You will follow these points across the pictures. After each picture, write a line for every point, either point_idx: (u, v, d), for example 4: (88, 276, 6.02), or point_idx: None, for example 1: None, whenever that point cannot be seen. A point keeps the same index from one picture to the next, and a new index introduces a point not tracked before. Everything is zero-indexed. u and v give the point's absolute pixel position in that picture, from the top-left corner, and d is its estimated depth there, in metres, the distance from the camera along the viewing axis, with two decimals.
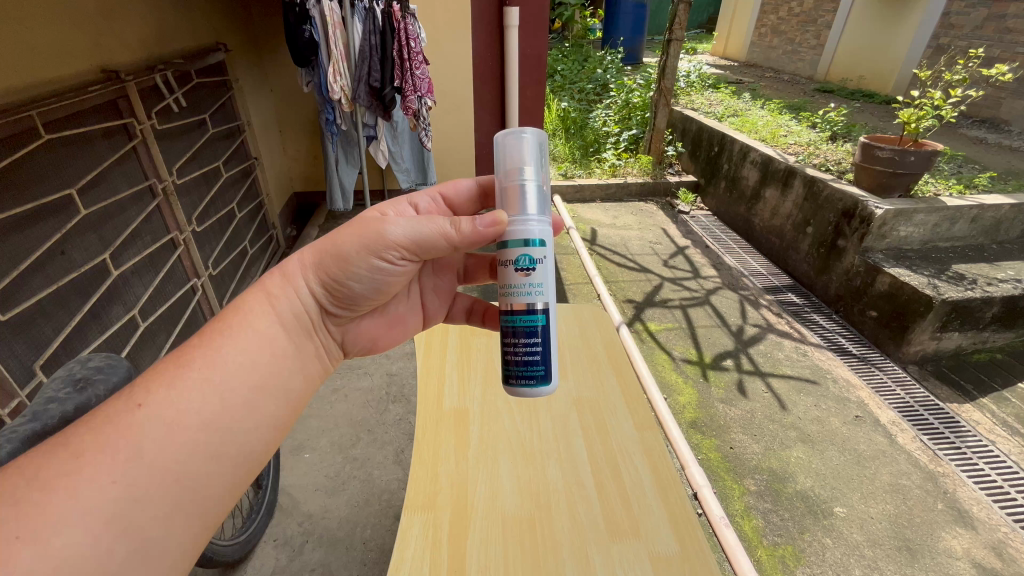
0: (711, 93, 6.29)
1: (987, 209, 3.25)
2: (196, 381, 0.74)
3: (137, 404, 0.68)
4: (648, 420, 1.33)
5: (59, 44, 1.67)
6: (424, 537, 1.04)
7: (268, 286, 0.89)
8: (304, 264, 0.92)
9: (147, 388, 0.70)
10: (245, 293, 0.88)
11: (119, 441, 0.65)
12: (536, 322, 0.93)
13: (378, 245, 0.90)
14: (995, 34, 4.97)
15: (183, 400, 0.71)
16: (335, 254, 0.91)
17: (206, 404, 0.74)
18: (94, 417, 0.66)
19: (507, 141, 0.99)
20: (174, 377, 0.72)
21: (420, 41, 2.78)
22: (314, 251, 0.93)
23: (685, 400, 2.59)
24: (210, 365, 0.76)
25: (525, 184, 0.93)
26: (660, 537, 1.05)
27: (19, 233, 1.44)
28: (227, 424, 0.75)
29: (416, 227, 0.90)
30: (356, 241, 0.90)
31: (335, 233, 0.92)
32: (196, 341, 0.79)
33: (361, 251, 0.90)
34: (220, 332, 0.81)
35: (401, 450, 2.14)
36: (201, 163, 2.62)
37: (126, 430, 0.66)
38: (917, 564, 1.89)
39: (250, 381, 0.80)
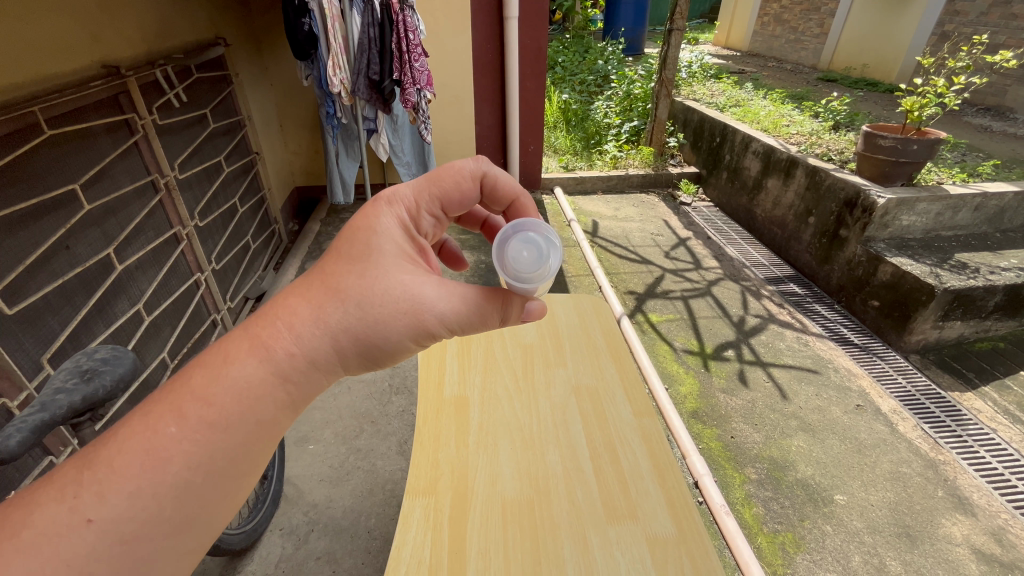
0: (713, 83, 6.24)
1: (991, 197, 3.23)
2: (174, 486, 0.60)
3: (86, 518, 0.55)
4: (646, 407, 1.35)
5: (62, 40, 1.69)
6: (424, 521, 1.06)
7: (285, 366, 0.69)
8: (333, 342, 0.72)
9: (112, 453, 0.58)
10: (246, 369, 0.66)
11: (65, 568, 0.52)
12: None
13: (429, 334, 0.79)
14: (1000, 20, 4.98)
15: (149, 507, 0.58)
16: (382, 335, 0.75)
17: (186, 508, 0.61)
18: (26, 531, 0.52)
19: (519, 258, 0.86)
20: (146, 449, 0.59)
21: (419, 33, 2.77)
22: (350, 332, 0.73)
23: (686, 390, 2.60)
24: (190, 461, 0.61)
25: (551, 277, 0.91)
26: (658, 520, 1.07)
27: (23, 229, 1.46)
28: (206, 521, 0.64)
29: (470, 317, 0.81)
30: (406, 329, 0.76)
31: (378, 311, 0.74)
32: (173, 431, 0.61)
33: (408, 339, 0.77)
34: (210, 428, 0.63)
35: (404, 441, 2.16)
36: (203, 158, 2.63)
37: (69, 553, 0.53)
38: (917, 550, 1.90)
39: (240, 471, 0.66)
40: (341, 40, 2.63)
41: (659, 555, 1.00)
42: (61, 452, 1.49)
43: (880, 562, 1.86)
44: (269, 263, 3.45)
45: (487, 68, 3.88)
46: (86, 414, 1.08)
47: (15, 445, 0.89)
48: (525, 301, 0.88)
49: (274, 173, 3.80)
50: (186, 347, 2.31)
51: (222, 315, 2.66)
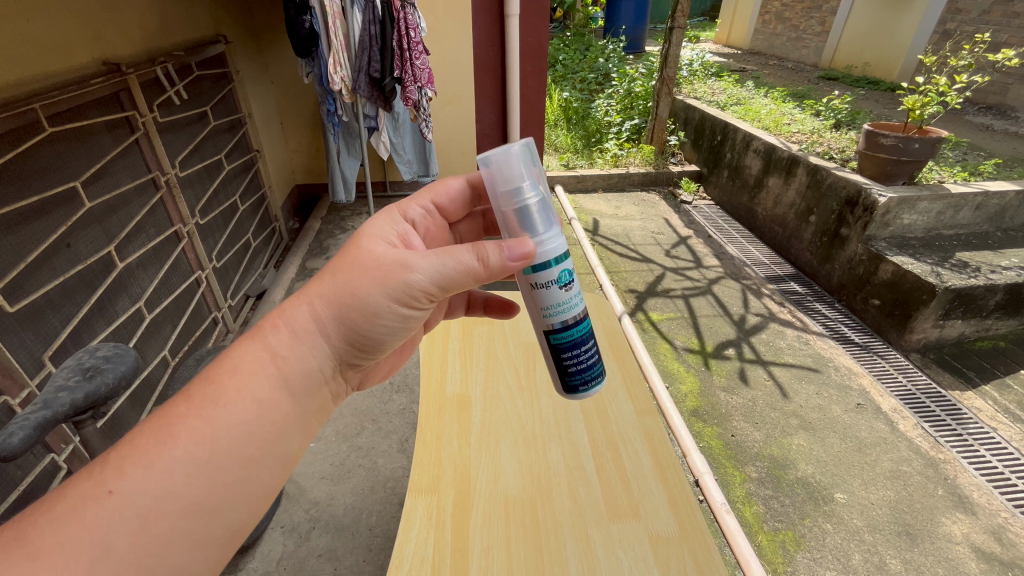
0: (714, 81, 6.24)
1: (992, 196, 3.23)
2: (181, 462, 0.65)
3: (108, 490, 0.60)
4: (647, 405, 1.35)
5: (63, 37, 1.68)
6: (428, 518, 1.06)
7: (272, 345, 0.76)
8: (315, 318, 0.79)
9: (121, 470, 0.62)
10: (241, 354, 0.74)
11: (84, 539, 0.57)
12: (583, 329, 0.93)
13: (408, 291, 0.79)
14: (1002, 18, 4.96)
15: (161, 483, 0.63)
16: (358, 308, 0.79)
17: (194, 486, 0.65)
18: (58, 504, 0.59)
19: (499, 162, 0.86)
20: (154, 457, 0.64)
21: (420, 31, 2.75)
22: (330, 301, 0.79)
23: (686, 388, 2.60)
24: (197, 437, 0.67)
25: (526, 203, 0.86)
26: (660, 518, 1.07)
27: (25, 226, 1.46)
28: (213, 507, 0.67)
29: (445, 268, 0.80)
30: (382, 288, 0.79)
31: (351, 280, 0.79)
32: (176, 436, 0.66)
33: (388, 300, 0.79)
34: (213, 403, 0.69)
35: (406, 439, 2.17)
36: (204, 156, 2.63)
37: (89, 523, 0.58)
38: (916, 549, 1.91)
39: (243, 455, 0.70)
40: (342, 37, 2.61)
41: (661, 553, 1.00)
42: (63, 450, 1.49)
43: (881, 561, 1.86)
44: (270, 261, 3.44)
45: (488, 66, 3.88)
46: (88, 411, 1.08)
47: (17, 442, 0.90)
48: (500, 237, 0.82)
49: (275, 170, 3.79)
50: (187, 345, 2.31)
51: (223, 313, 2.66)
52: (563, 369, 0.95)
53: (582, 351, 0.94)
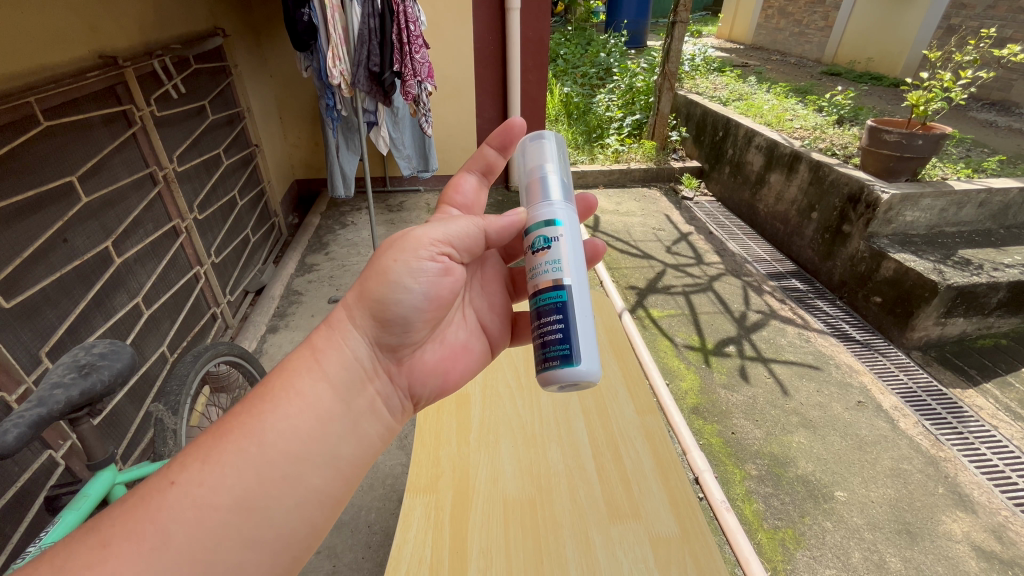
0: (716, 76, 6.19)
1: (996, 193, 3.21)
2: (231, 453, 0.71)
3: (171, 481, 0.68)
4: (648, 405, 1.34)
5: (59, 30, 1.66)
6: (426, 519, 1.05)
7: (314, 342, 0.85)
8: (346, 308, 0.88)
9: (182, 464, 0.70)
10: (290, 352, 0.83)
11: (147, 527, 0.64)
12: (561, 298, 0.88)
13: (416, 249, 0.88)
14: (1008, 13, 4.89)
15: (213, 476, 0.69)
16: (376, 280, 0.87)
17: (242, 475, 0.70)
18: (129, 498, 0.66)
19: (527, 146, 1.05)
20: (208, 453, 0.71)
21: (420, 24, 2.74)
22: (355, 288, 0.89)
23: (687, 385, 2.59)
24: (244, 432, 0.73)
25: (546, 176, 0.98)
26: (661, 519, 1.06)
27: (20, 221, 1.45)
28: (262, 504, 0.71)
29: (445, 224, 0.91)
30: (393, 254, 0.87)
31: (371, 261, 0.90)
32: (230, 436, 0.72)
33: (402, 261, 0.87)
34: (259, 395, 0.77)
35: (405, 435, 2.16)
36: (201, 151, 2.61)
37: (154, 510, 0.65)
38: (916, 547, 1.90)
39: (288, 450, 0.74)
40: (341, 30, 2.58)
41: (662, 555, 0.99)
42: (61, 446, 1.49)
43: (881, 558, 1.86)
44: (269, 257, 3.43)
45: (488, 60, 3.85)
46: (83, 409, 1.07)
47: (12, 439, 0.89)
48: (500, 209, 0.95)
49: (274, 165, 3.77)
50: (185, 340, 2.30)
51: (222, 309, 2.64)
52: (536, 335, 0.90)
53: (557, 320, 0.88)
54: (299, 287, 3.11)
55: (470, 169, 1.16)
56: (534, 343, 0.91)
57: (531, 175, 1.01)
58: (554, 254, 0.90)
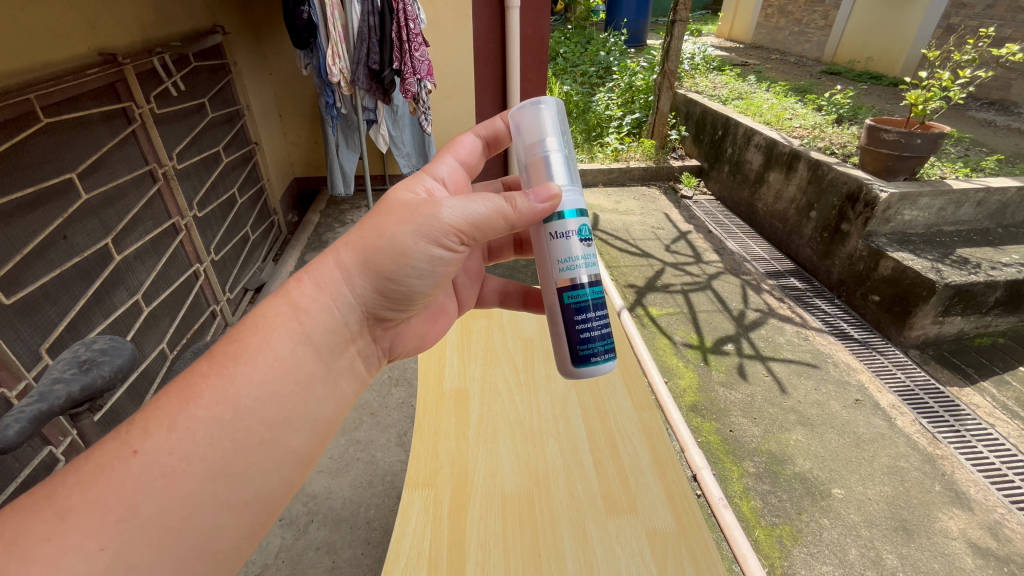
0: (716, 75, 6.20)
1: (994, 192, 3.22)
2: (205, 418, 0.67)
3: (135, 449, 0.63)
4: (647, 401, 1.35)
5: (58, 27, 1.66)
6: (424, 513, 1.06)
7: (295, 299, 0.79)
8: (340, 269, 0.82)
9: (145, 431, 0.64)
10: (264, 305, 0.78)
11: (112, 498, 0.59)
12: (584, 296, 0.94)
13: (437, 233, 0.81)
14: (1007, 13, 4.90)
15: (186, 444, 0.65)
16: (389, 252, 0.81)
17: (220, 443, 0.67)
18: (86, 465, 0.61)
19: (523, 112, 0.99)
20: (176, 417, 0.66)
21: (420, 22, 2.72)
22: (355, 250, 0.81)
23: (685, 383, 2.60)
24: (219, 398, 0.69)
25: (550, 155, 0.95)
26: (657, 514, 1.07)
27: (21, 218, 1.45)
28: (239, 469, 0.69)
29: (470, 205, 0.82)
30: (411, 233, 0.80)
31: (379, 222, 0.82)
32: (202, 398, 0.68)
33: (418, 242, 0.81)
34: (236, 360, 0.72)
35: (404, 433, 2.17)
36: (201, 148, 2.61)
37: (120, 482, 0.60)
38: (913, 544, 1.91)
39: (267, 416, 0.72)
40: (341, 28, 2.57)
41: (659, 549, 1.00)
42: (61, 442, 1.49)
43: (877, 555, 1.87)
44: (269, 254, 3.43)
45: (488, 58, 3.85)
46: (84, 405, 1.07)
47: (13, 434, 0.89)
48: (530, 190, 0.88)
49: (273, 162, 3.78)
50: (185, 337, 2.31)
51: (222, 306, 2.65)
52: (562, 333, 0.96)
53: (582, 316, 0.95)
54: None
55: (478, 129, 1.15)
56: (559, 339, 0.97)
57: (533, 150, 0.96)
58: (567, 252, 0.92)
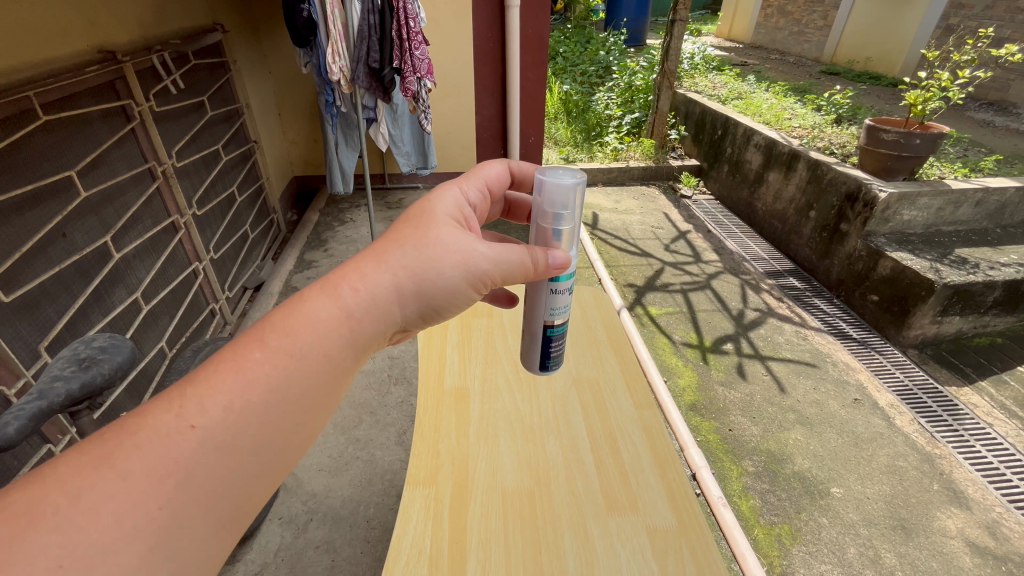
0: (715, 75, 6.21)
1: (992, 192, 3.22)
2: (264, 395, 0.60)
3: (190, 425, 0.54)
4: (646, 399, 1.35)
5: (57, 24, 1.66)
6: (425, 510, 1.06)
7: (350, 308, 0.70)
8: (394, 283, 0.74)
9: (199, 400, 0.56)
10: (314, 304, 0.68)
11: (167, 468, 0.52)
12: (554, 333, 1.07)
13: (475, 277, 0.81)
14: (1006, 13, 4.91)
15: (242, 421, 0.58)
16: (435, 288, 0.77)
17: (260, 440, 0.59)
18: (132, 429, 0.52)
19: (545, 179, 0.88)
20: (233, 389, 0.58)
21: (420, 20, 2.70)
22: (406, 275, 0.75)
23: (684, 382, 2.61)
24: (276, 374, 0.62)
25: (562, 232, 0.90)
26: (657, 511, 1.07)
27: (20, 216, 1.45)
28: (285, 450, 0.63)
29: (507, 254, 0.82)
30: (458, 272, 0.78)
31: (430, 255, 0.77)
32: (261, 368, 0.61)
33: (459, 282, 0.79)
34: (293, 356, 0.63)
35: (403, 431, 2.17)
36: (201, 147, 2.61)
37: (159, 466, 0.51)
38: (911, 543, 1.92)
39: (316, 401, 0.66)
40: (341, 27, 2.56)
41: (659, 545, 1.00)
42: (60, 440, 1.49)
43: (876, 554, 1.87)
44: (268, 253, 3.43)
45: (488, 57, 3.84)
46: (84, 403, 1.07)
47: (13, 432, 0.89)
48: (549, 252, 0.88)
49: (273, 161, 3.77)
50: (185, 335, 2.30)
51: (221, 305, 2.65)
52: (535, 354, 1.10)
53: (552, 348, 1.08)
54: (298, 283, 3.11)
55: (513, 164, 1.16)
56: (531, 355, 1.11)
57: (543, 221, 0.91)
58: (552, 304, 1.01)
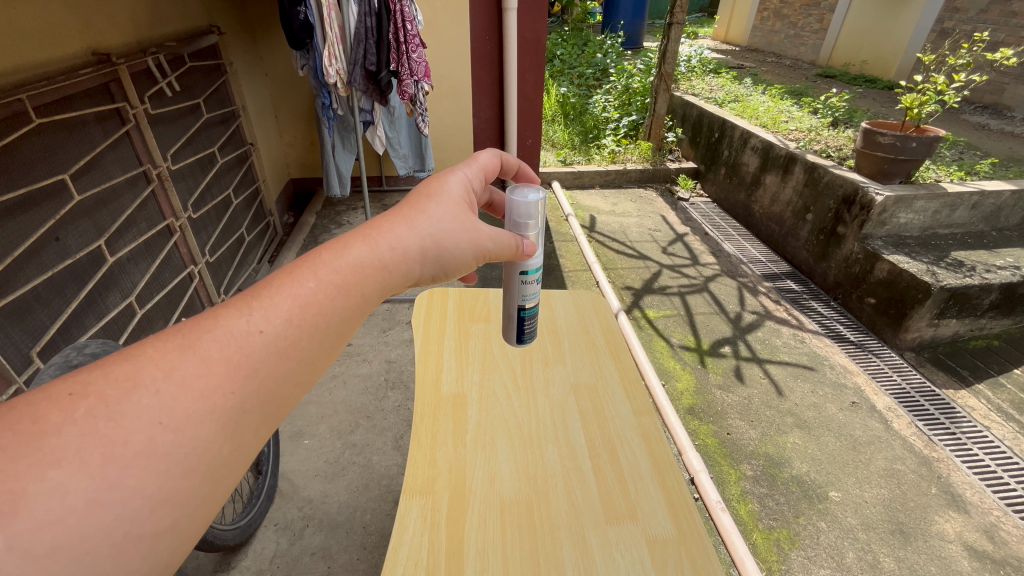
0: (712, 78, 6.21)
1: (988, 196, 3.24)
2: (316, 312, 0.62)
3: (257, 329, 0.57)
4: (645, 406, 1.35)
5: (51, 26, 1.64)
6: (422, 520, 1.05)
7: (384, 260, 0.71)
8: (421, 246, 0.76)
9: (262, 306, 0.59)
10: (356, 249, 0.69)
11: (235, 354, 0.54)
12: (526, 316, 1.13)
13: (477, 253, 0.85)
14: (1000, 17, 4.96)
15: (297, 330, 0.60)
16: (446, 260, 0.80)
17: (309, 355, 0.61)
18: (208, 320, 0.55)
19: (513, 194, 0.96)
20: (291, 301, 0.61)
21: (416, 23, 2.64)
22: (425, 242, 0.77)
23: (682, 386, 2.60)
24: (328, 294, 0.64)
25: (530, 238, 0.99)
26: (657, 520, 1.06)
27: (12, 219, 1.43)
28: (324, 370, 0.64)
29: (500, 236, 0.90)
30: (469, 246, 0.83)
31: (444, 230, 0.79)
32: (311, 286, 0.63)
33: (467, 255, 0.83)
34: (340, 290, 0.65)
35: (400, 436, 2.16)
36: (196, 149, 2.59)
37: (235, 358, 0.54)
38: (910, 547, 1.91)
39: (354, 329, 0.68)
40: (338, 29, 2.55)
41: (659, 555, 0.99)
42: None
43: (874, 559, 1.87)
44: (264, 256, 3.41)
45: (485, 60, 3.86)
46: None
47: None
48: (526, 240, 0.97)
49: (269, 164, 3.76)
50: None
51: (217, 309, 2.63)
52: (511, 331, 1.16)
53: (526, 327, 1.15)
54: None
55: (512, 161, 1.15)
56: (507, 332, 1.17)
57: (514, 225, 1.01)
58: (523, 293, 1.08)
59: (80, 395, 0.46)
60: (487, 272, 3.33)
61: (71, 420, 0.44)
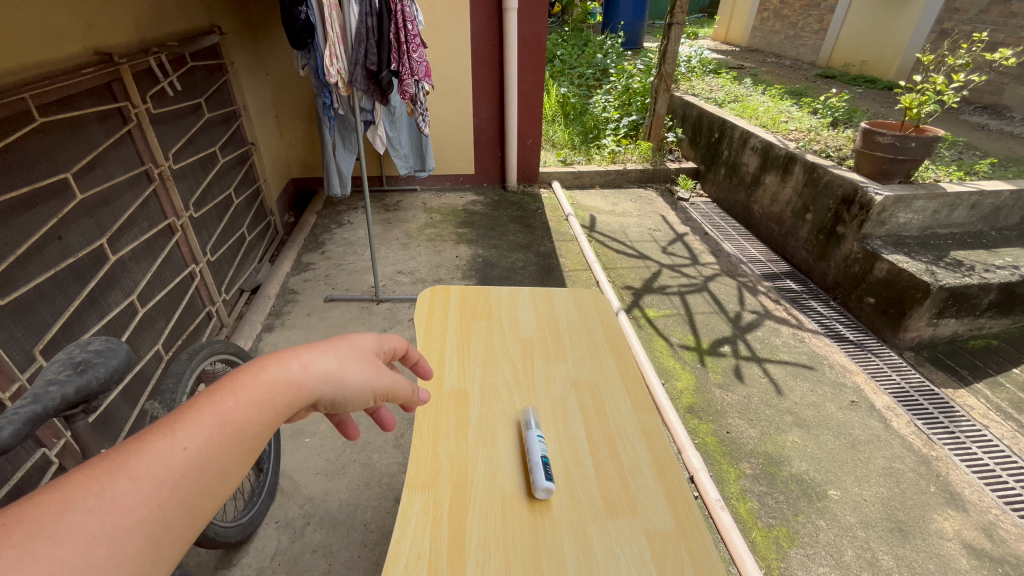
0: (712, 79, 6.22)
1: (987, 195, 3.24)
2: (228, 434, 0.51)
3: (183, 445, 0.47)
4: (645, 403, 1.36)
5: (53, 26, 1.65)
6: (424, 514, 1.06)
7: (291, 377, 0.58)
8: (331, 368, 0.62)
9: (188, 420, 0.49)
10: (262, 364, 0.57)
11: (164, 474, 0.45)
12: None
13: (383, 393, 0.70)
14: (999, 18, 4.98)
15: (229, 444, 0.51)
16: (337, 396, 0.63)
17: (232, 473, 0.50)
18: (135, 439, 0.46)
19: None
20: (220, 415, 0.51)
21: (417, 23, 2.68)
22: (327, 369, 0.62)
23: (682, 385, 2.61)
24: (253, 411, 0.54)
25: None
26: (657, 514, 1.07)
27: (14, 217, 1.44)
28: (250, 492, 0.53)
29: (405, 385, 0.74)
30: (371, 384, 0.67)
31: (347, 362, 0.65)
32: (230, 401, 0.52)
33: (367, 396, 0.67)
34: (261, 405, 0.54)
35: (401, 435, 2.16)
36: (198, 149, 2.60)
37: (160, 478, 0.44)
38: (908, 545, 1.92)
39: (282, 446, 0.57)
40: (339, 29, 2.55)
41: (659, 550, 1.00)
42: (55, 445, 1.46)
43: (873, 556, 1.87)
44: (265, 255, 3.43)
45: (485, 60, 3.93)
46: (80, 407, 1.09)
47: (7, 436, 0.92)
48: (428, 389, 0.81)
49: (270, 163, 3.77)
50: (181, 339, 2.28)
51: (218, 307, 2.64)
52: None
53: None
54: (295, 286, 3.13)
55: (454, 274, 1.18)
56: None
57: None
58: None
59: (10, 522, 0.35)
60: (487, 271, 3.34)
61: (7, 544, 0.34)
